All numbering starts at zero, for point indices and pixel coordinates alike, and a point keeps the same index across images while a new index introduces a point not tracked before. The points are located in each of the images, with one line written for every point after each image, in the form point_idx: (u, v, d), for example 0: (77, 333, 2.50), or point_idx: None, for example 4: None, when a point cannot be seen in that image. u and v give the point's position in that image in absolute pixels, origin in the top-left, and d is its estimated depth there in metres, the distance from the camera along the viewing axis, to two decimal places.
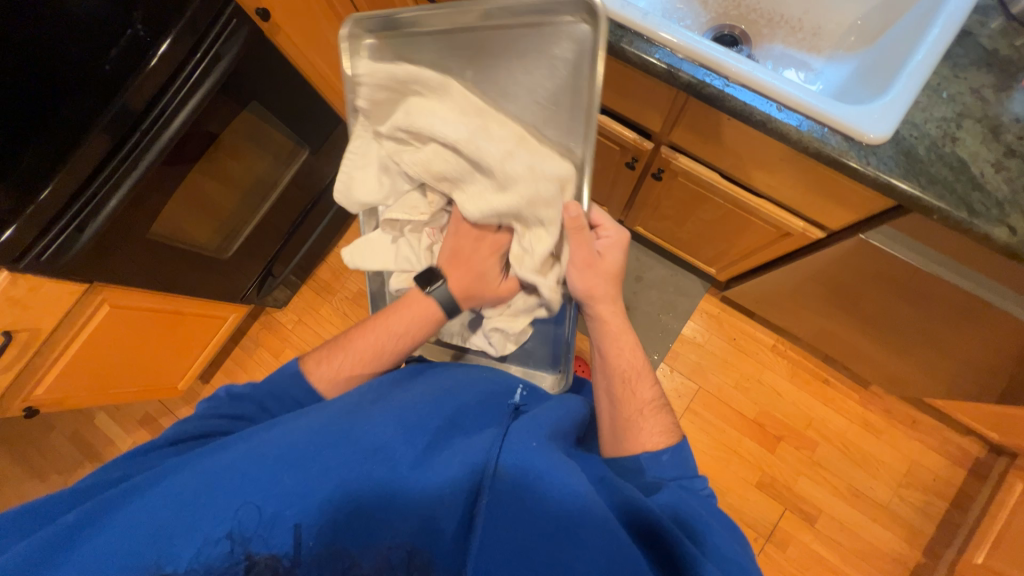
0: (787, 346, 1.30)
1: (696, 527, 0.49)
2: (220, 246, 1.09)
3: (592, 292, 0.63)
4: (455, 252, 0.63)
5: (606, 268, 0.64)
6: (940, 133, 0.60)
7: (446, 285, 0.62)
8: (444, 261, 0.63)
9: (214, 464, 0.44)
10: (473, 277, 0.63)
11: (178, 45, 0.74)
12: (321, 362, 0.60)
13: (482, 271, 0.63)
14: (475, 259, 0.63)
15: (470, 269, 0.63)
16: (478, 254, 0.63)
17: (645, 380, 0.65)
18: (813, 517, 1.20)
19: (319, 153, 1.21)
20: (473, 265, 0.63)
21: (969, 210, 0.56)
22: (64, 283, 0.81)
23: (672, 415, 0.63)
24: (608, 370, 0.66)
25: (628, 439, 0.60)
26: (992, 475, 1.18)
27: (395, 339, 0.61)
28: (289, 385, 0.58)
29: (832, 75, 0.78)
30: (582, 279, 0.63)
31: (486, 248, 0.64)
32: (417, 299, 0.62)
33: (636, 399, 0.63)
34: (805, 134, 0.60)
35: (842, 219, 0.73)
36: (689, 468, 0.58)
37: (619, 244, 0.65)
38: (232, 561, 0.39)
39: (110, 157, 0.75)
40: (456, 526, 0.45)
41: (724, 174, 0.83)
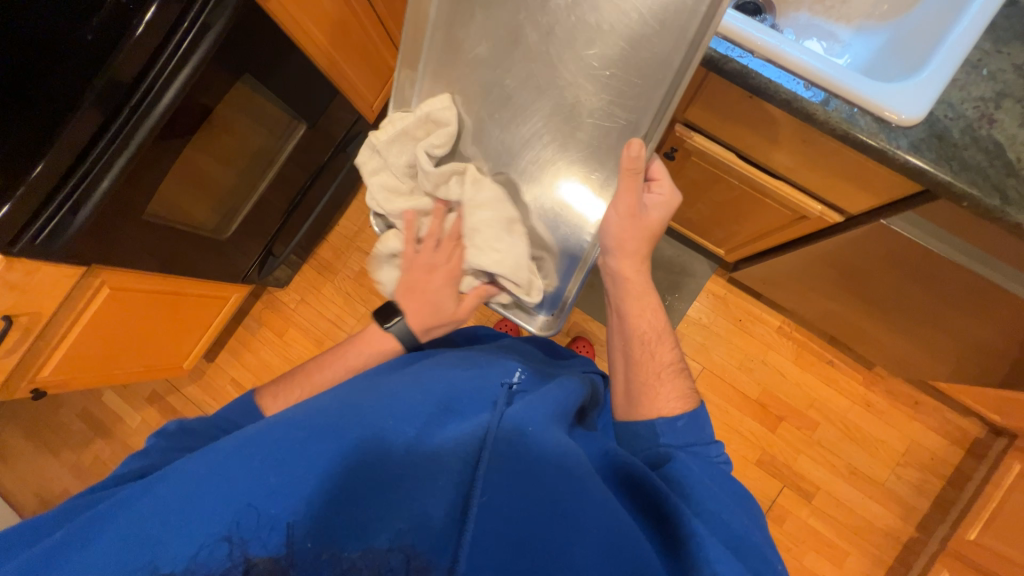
0: (793, 327, 1.29)
1: (697, 497, 0.49)
2: (221, 225, 1.08)
3: (623, 245, 0.62)
4: (409, 287, 0.64)
5: (648, 222, 0.61)
6: (977, 114, 0.56)
7: (404, 320, 0.65)
8: (402, 295, 0.65)
9: (201, 464, 0.45)
10: (429, 311, 0.65)
11: (164, 12, 0.68)
12: (277, 396, 0.63)
13: (438, 302, 0.65)
14: (430, 288, 0.64)
15: (427, 304, 0.65)
16: (431, 283, 0.64)
17: (665, 344, 0.65)
18: (811, 494, 1.23)
19: (317, 128, 1.16)
20: (428, 297, 0.64)
21: (1002, 197, 0.53)
22: (61, 266, 0.79)
23: (690, 381, 0.63)
24: (627, 332, 0.66)
25: (646, 403, 0.60)
26: (990, 455, 1.19)
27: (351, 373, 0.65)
28: (241, 416, 0.60)
29: (860, 48, 0.74)
30: (621, 231, 0.60)
31: (440, 278, 0.64)
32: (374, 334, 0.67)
33: (655, 361, 0.63)
34: (832, 114, 0.57)
35: (862, 203, 0.70)
36: (706, 435, 0.57)
37: (669, 205, 0.63)
38: (231, 563, 0.39)
39: (100, 135, 0.71)
40: (447, 512, 0.44)
41: (739, 153, 0.79)
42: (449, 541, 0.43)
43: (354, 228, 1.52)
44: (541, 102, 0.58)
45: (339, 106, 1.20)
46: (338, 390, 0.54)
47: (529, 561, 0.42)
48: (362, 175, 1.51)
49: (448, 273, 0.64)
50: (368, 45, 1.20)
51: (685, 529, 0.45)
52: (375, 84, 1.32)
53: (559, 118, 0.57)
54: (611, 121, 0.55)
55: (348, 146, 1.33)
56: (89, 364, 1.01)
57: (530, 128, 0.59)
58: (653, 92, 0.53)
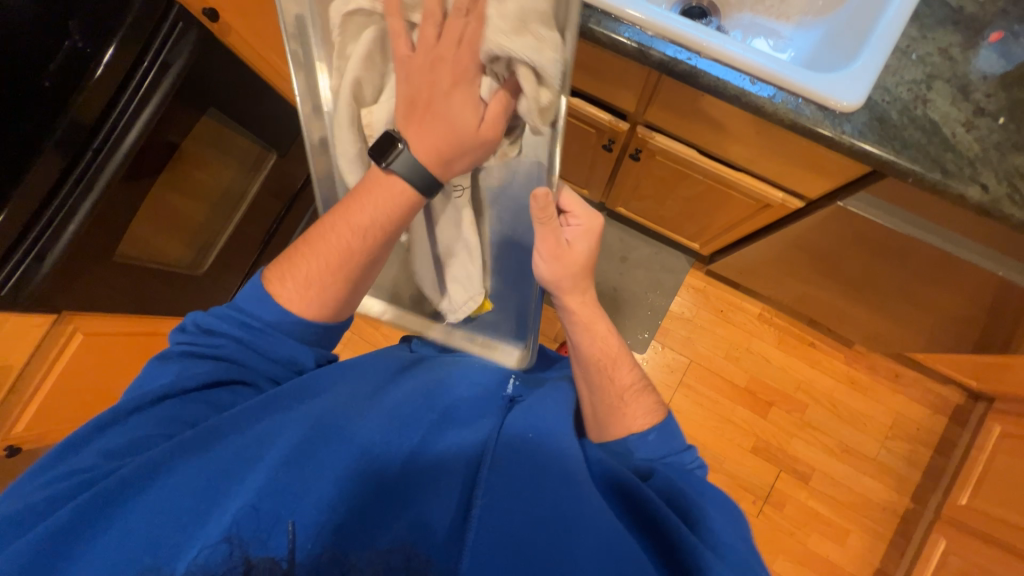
0: (772, 313, 1.32)
1: (695, 513, 0.48)
2: (196, 260, 1.06)
3: (561, 284, 0.62)
4: (413, 102, 0.46)
5: (574, 260, 0.60)
6: (911, 96, 0.60)
7: (408, 150, 0.47)
8: (405, 117, 0.47)
9: (209, 459, 0.44)
10: (438, 131, 0.46)
11: (121, 55, 0.69)
12: (287, 279, 0.52)
13: (450, 118, 0.45)
14: (437, 103, 0.45)
15: (438, 121, 0.45)
16: (438, 91, 0.44)
17: (623, 364, 0.63)
18: (807, 476, 1.24)
19: (288, 157, 1.17)
20: (436, 116, 0.45)
21: (943, 171, 0.57)
22: (29, 316, 0.78)
23: (655, 395, 0.62)
24: (583, 359, 0.64)
25: (611, 424, 0.59)
26: (972, 419, 1.23)
27: (361, 235, 0.50)
28: (252, 302, 0.51)
29: (802, 41, 0.77)
30: (553, 273, 0.61)
31: (448, 78, 0.44)
32: (380, 179, 0.49)
33: (615, 383, 0.62)
34: (779, 106, 0.60)
35: (819, 187, 0.73)
36: (678, 443, 0.58)
37: (591, 233, 0.60)
38: (231, 564, 0.38)
39: (64, 177, 0.71)
40: (450, 522, 0.45)
41: (700, 149, 0.82)
42: (456, 543, 0.44)
43: None
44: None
45: None
46: (341, 391, 0.53)
47: (531, 564, 0.42)
48: None
49: (454, 67, 0.43)
50: None
51: (678, 537, 0.45)
52: None
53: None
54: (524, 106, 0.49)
55: None
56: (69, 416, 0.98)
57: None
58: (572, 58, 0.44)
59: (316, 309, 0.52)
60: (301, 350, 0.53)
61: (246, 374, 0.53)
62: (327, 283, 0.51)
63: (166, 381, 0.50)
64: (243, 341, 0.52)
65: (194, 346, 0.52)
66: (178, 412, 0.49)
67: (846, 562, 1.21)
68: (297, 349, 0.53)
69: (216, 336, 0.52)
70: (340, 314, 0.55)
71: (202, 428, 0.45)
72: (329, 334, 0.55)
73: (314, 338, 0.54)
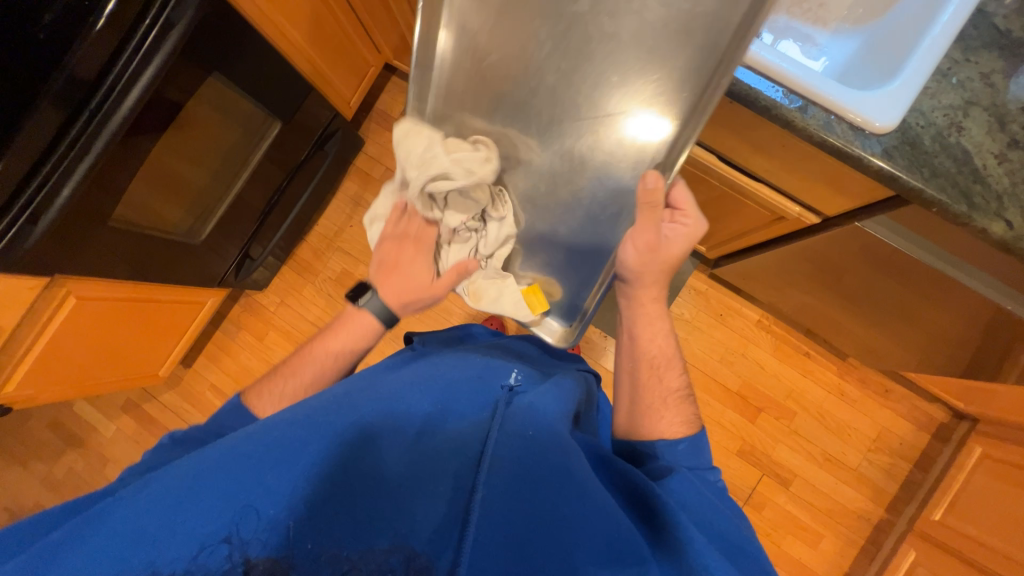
0: (771, 320, 1.32)
1: (702, 521, 0.50)
2: (194, 229, 1.04)
3: (641, 275, 0.65)
4: (386, 265, 0.66)
5: (667, 255, 0.64)
6: (946, 122, 0.58)
7: (377, 297, 0.67)
8: (381, 275, 0.67)
9: (200, 464, 0.44)
10: (408, 277, 0.66)
11: (122, 10, 0.65)
12: (265, 394, 0.62)
13: (413, 271, 0.66)
14: (403, 260, 0.66)
15: (402, 276, 0.66)
16: (403, 254, 0.67)
17: (672, 370, 0.68)
18: (788, 481, 1.28)
19: (292, 126, 1.12)
20: (402, 268, 0.66)
21: (969, 203, 0.55)
22: (21, 278, 0.76)
23: (694, 408, 0.66)
24: (639, 354, 0.69)
25: (648, 422, 0.63)
26: (955, 438, 1.25)
27: (332, 357, 0.66)
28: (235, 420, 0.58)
29: (836, 51, 0.74)
30: (637, 261, 0.63)
31: (410, 248, 0.67)
32: (354, 317, 0.68)
33: (661, 387, 0.66)
34: (810, 121, 0.58)
35: (837, 206, 0.72)
36: (704, 460, 0.59)
37: (692, 236, 0.65)
38: (231, 564, 0.38)
39: (60, 137, 0.68)
40: (443, 516, 0.44)
41: (720, 156, 0.80)
42: (450, 540, 0.43)
43: (334, 228, 1.49)
44: (565, 111, 0.57)
45: (313, 102, 1.15)
46: (333, 395, 0.54)
47: (529, 561, 0.42)
48: (341, 172, 1.47)
49: (416, 235, 0.66)
50: (342, 39, 1.16)
51: (683, 535, 0.46)
52: (351, 79, 1.28)
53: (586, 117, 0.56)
54: (653, 98, 0.54)
55: (325, 145, 1.30)
56: (58, 378, 0.97)
57: (561, 116, 0.57)
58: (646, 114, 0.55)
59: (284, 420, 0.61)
60: None
61: None
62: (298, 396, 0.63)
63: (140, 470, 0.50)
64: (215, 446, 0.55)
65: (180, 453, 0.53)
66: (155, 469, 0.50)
67: (817, 564, 1.25)
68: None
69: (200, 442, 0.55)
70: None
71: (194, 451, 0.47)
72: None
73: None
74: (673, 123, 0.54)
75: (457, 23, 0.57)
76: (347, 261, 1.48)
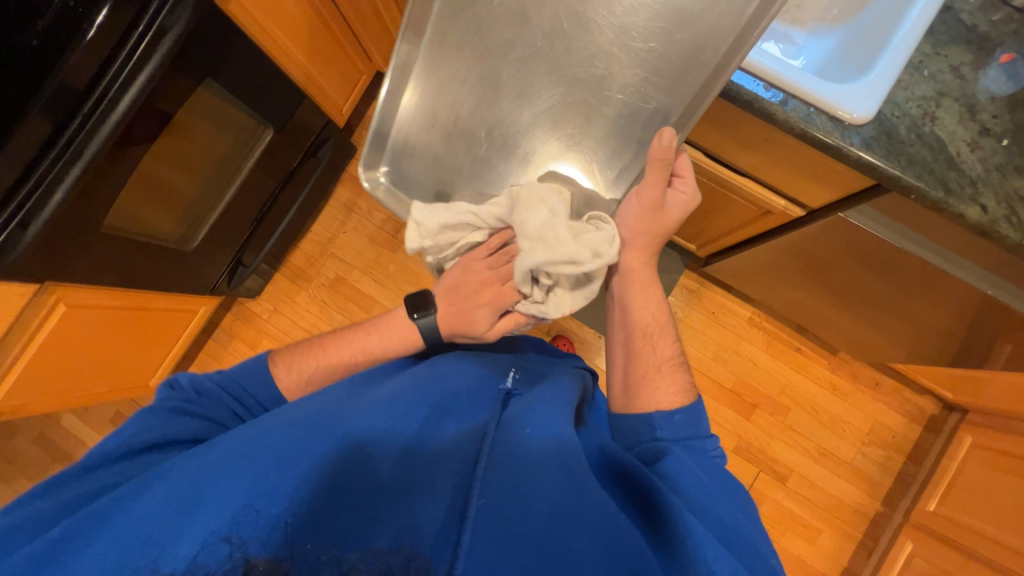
0: (762, 317, 1.34)
1: (694, 495, 0.50)
2: (185, 236, 1.04)
3: (635, 237, 0.64)
4: (454, 291, 0.66)
5: (666, 219, 0.63)
6: (920, 112, 0.60)
7: (432, 316, 0.67)
8: (444, 298, 0.67)
9: (202, 465, 0.45)
10: (466, 311, 0.65)
11: (116, 16, 0.66)
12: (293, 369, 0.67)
13: (473, 311, 0.65)
14: (466, 301, 0.65)
15: (462, 311, 0.65)
16: (471, 292, 0.65)
17: (664, 339, 0.69)
18: (785, 476, 1.28)
19: (285, 133, 1.13)
20: (464, 307, 0.65)
21: (945, 189, 0.57)
22: (12, 285, 0.75)
23: (689, 374, 0.67)
24: (630, 325, 0.70)
25: (645, 392, 0.64)
26: (945, 429, 1.27)
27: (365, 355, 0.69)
28: (256, 380, 0.63)
29: (814, 50, 0.77)
30: (638, 220, 0.62)
31: (484, 296, 0.64)
32: (387, 320, 0.70)
33: (656, 355, 0.67)
34: (791, 114, 0.60)
35: (821, 198, 0.74)
36: (702, 428, 0.61)
37: (689, 204, 0.64)
38: (231, 564, 0.37)
39: (52, 142, 0.68)
40: (443, 519, 0.43)
41: (707, 153, 0.82)
42: (450, 539, 0.42)
43: (327, 234, 1.49)
44: (570, 86, 0.56)
45: (305, 109, 1.16)
46: (329, 397, 0.54)
47: (531, 551, 0.42)
48: (334, 179, 1.47)
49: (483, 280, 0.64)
50: (335, 48, 1.18)
51: (683, 527, 0.46)
52: (343, 87, 1.29)
53: (597, 65, 0.54)
54: (672, 45, 0.53)
55: (317, 151, 1.30)
56: (47, 389, 0.95)
57: (569, 63, 0.55)
58: (641, 111, 0.55)
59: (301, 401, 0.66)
60: None
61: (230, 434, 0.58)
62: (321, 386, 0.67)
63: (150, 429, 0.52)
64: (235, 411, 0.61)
65: (185, 403, 0.57)
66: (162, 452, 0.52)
67: (816, 560, 1.25)
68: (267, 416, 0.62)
69: (204, 395, 0.60)
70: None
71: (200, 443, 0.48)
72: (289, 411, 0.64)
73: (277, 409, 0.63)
74: (691, 74, 0.52)
75: (423, 88, 0.59)
76: (340, 267, 1.48)
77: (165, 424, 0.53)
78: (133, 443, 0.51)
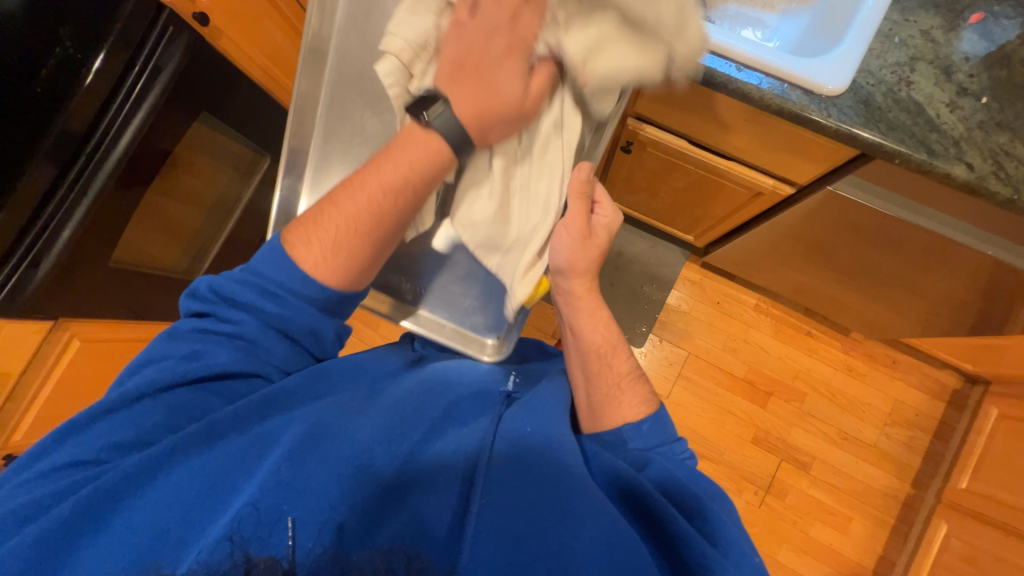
0: (769, 303, 1.32)
1: (685, 499, 0.50)
2: (192, 266, 1.06)
3: (574, 265, 0.61)
4: (460, 63, 0.51)
5: (596, 246, 0.61)
6: (895, 78, 0.60)
7: (448, 107, 0.51)
8: (450, 75, 0.51)
9: (211, 461, 0.45)
10: (484, 83, 0.50)
11: (112, 60, 0.70)
12: (312, 242, 0.53)
13: (495, 82, 0.50)
14: (484, 63, 0.50)
15: (483, 84, 0.50)
16: (485, 56, 0.50)
17: (621, 354, 0.65)
18: (807, 464, 1.25)
19: (282, 159, 1.16)
20: (481, 76, 0.50)
21: (928, 151, 0.57)
22: (26, 323, 0.78)
23: (649, 385, 0.64)
24: (584, 346, 0.65)
25: (608, 412, 0.60)
26: (970, 403, 1.23)
27: (389, 197, 0.53)
28: (271, 261, 0.53)
29: (787, 31, 0.78)
30: (572, 249, 0.60)
31: (499, 47, 0.50)
32: (412, 136, 0.53)
33: (613, 372, 0.63)
34: (766, 92, 0.60)
35: (809, 173, 0.74)
36: (669, 433, 0.59)
37: (613, 225, 0.63)
38: (231, 562, 0.36)
39: (58, 184, 0.71)
40: (449, 522, 0.45)
41: (691, 140, 0.83)
42: (453, 541, 0.43)
43: None
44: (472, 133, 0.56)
45: None
46: (336, 398, 0.53)
47: (531, 552, 0.42)
48: None
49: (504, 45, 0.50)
50: None
51: (677, 529, 0.45)
52: None
53: None
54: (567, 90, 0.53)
55: None
56: None
57: None
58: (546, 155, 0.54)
59: (339, 268, 0.53)
60: (317, 319, 0.54)
61: (259, 363, 0.53)
62: (353, 246, 0.53)
63: (174, 363, 0.50)
64: (262, 321, 0.52)
65: (209, 324, 0.53)
66: (179, 399, 0.49)
67: (849, 549, 1.21)
68: (317, 320, 0.54)
69: (231, 309, 0.53)
70: (358, 281, 0.56)
71: (204, 423, 0.47)
72: (344, 303, 0.55)
73: (332, 307, 0.55)
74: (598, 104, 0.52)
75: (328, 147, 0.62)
76: None
77: (181, 362, 0.50)
78: (151, 384, 0.49)
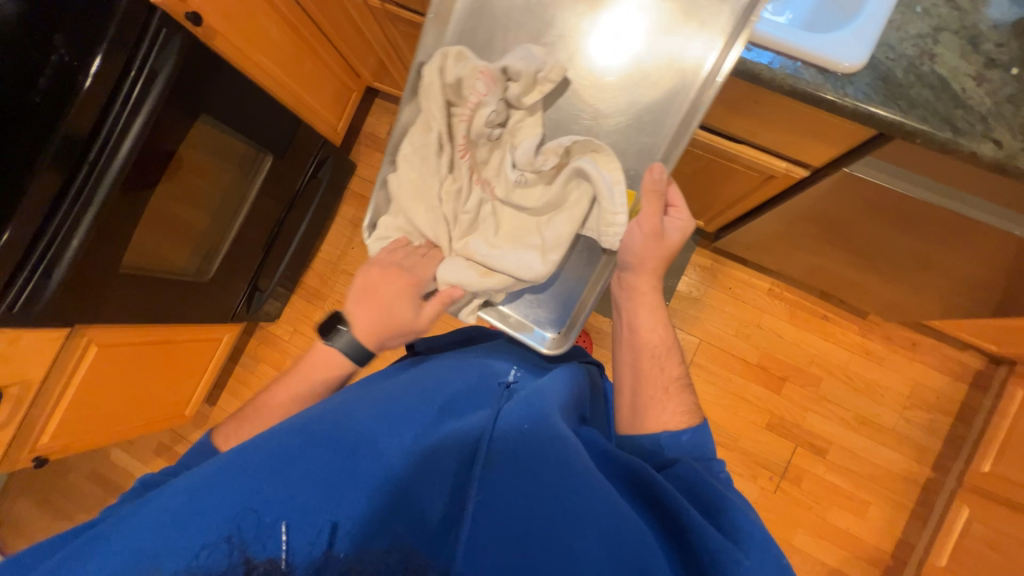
0: (783, 288, 1.29)
1: (709, 497, 0.49)
2: (202, 267, 1.07)
3: (643, 262, 0.64)
4: (365, 291, 0.64)
5: (668, 248, 0.63)
6: (917, 51, 0.57)
7: (350, 330, 0.63)
8: (355, 300, 0.64)
9: (196, 477, 0.44)
10: (385, 308, 0.63)
11: (109, 63, 0.68)
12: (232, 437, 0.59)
13: (393, 304, 0.63)
14: (381, 295, 0.63)
15: (381, 308, 0.64)
16: (383, 288, 0.63)
17: (672, 359, 0.67)
18: (824, 449, 1.24)
19: (285, 158, 1.16)
20: (381, 301, 0.63)
21: (952, 129, 0.54)
22: (43, 330, 0.80)
23: (693, 395, 0.65)
24: (636, 345, 0.67)
25: (651, 413, 0.62)
26: (994, 384, 1.20)
27: (298, 400, 0.62)
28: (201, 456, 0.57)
29: (799, 2, 0.74)
30: (643, 248, 0.62)
31: (397, 284, 0.63)
32: (321, 351, 0.63)
33: (664, 376, 0.65)
34: (777, 72, 0.58)
35: (825, 154, 0.71)
36: (707, 450, 0.58)
37: (687, 229, 0.64)
38: (232, 563, 0.39)
39: (62, 195, 0.72)
40: (443, 514, 0.44)
41: (700, 124, 0.80)
42: (448, 537, 0.43)
43: (336, 252, 1.52)
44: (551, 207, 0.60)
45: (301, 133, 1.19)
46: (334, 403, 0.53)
47: (529, 548, 0.42)
48: (337, 197, 1.49)
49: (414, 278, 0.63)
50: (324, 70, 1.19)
51: (688, 522, 0.45)
52: (332, 105, 1.32)
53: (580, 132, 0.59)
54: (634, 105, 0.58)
55: (318, 171, 1.32)
56: (91, 426, 1.01)
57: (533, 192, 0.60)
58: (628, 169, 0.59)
59: None
60: None
61: None
62: None
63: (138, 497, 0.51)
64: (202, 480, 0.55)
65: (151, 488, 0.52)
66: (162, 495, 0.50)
67: (866, 533, 1.20)
68: None
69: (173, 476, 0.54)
70: None
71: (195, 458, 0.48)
72: None
73: None
74: (670, 109, 0.57)
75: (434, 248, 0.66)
76: None
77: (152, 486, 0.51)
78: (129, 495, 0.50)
